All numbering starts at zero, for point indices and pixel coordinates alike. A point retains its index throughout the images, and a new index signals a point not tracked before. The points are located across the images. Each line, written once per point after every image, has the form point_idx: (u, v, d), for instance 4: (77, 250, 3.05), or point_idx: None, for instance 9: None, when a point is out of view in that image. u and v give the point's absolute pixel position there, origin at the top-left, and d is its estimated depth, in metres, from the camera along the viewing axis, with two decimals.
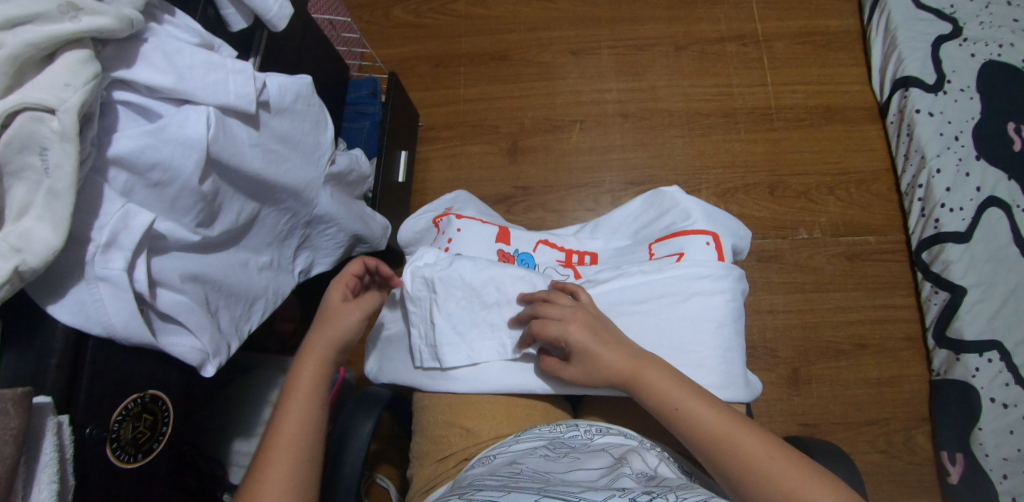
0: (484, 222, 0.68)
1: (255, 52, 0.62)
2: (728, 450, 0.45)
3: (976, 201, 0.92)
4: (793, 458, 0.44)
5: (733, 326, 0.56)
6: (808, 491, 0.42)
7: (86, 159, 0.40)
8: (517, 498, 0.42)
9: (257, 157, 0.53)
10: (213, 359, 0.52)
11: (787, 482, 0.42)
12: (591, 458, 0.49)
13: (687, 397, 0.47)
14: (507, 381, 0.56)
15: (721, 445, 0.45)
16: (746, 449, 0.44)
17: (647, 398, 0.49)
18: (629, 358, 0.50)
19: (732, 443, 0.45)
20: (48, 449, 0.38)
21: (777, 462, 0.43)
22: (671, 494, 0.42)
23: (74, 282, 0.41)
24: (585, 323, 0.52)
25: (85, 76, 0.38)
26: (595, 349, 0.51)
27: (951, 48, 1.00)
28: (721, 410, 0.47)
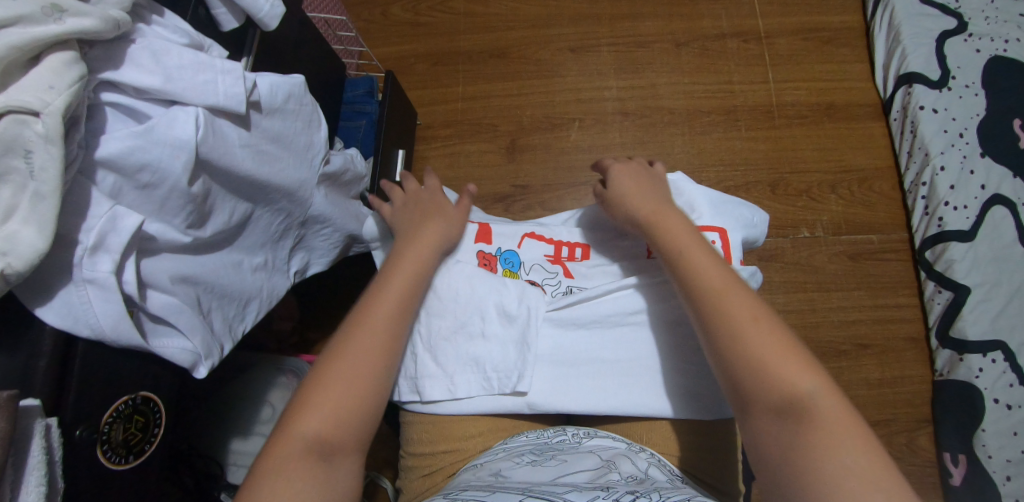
0: (463, 220, 0.65)
1: (248, 51, 0.62)
2: (719, 304, 0.46)
3: (980, 199, 0.91)
4: (784, 337, 0.44)
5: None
6: (785, 369, 0.42)
7: (72, 162, 0.40)
8: (500, 498, 0.42)
9: (248, 158, 0.53)
10: (205, 360, 0.52)
11: (764, 344, 0.43)
12: (578, 460, 0.49)
13: (702, 256, 0.50)
14: (491, 403, 0.55)
15: (711, 297, 0.47)
16: (736, 307, 0.46)
17: (659, 241, 0.53)
18: (659, 208, 0.56)
19: (724, 297, 0.46)
20: (36, 452, 0.38)
21: (763, 327, 0.44)
22: (653, 493, 0.43)
23: (63, 284, 0.41)
24: (637, 181, 0.60)
25: (69, 77, 0.38)
26: (637, 195, 0.58)
27: (955, 44, 0.99)
28: (724, 271, 0.48)
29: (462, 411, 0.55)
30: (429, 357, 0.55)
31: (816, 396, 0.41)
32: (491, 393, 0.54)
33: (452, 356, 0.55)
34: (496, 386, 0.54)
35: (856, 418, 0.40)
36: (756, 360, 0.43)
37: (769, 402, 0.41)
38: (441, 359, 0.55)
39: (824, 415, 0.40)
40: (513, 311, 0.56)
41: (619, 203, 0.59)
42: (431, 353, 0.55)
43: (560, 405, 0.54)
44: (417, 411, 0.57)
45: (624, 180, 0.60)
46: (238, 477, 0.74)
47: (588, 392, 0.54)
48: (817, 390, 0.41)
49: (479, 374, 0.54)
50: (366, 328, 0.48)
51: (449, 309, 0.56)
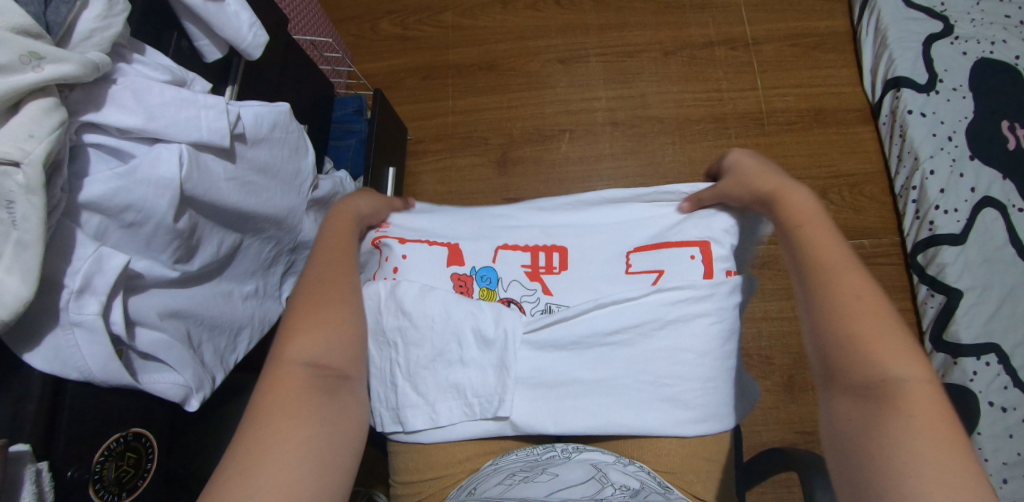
0: (432, 243, 0.60)
1: (233, 80, 0.62)
2: (824, 277, 0.44)
3: (970, 202, 0.91)
4: (890, 322, 0.41)
5: (711, 353, 0.53)
6: (883, 353, 0.40)
7: (55, 207, 0.40)
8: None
9: (235, 190, 0.53)
10: (197, 393, 0.52)
11: (861, 322, 0.41)
12: (569, 472, 0.50)
13: (817, 229, 0.47)
14: (478, 427, 0.55)
15: (814, 274, 0.45)
16: (842, 284, 0.43)
17: (777, 213, 0.50)
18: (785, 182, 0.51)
19: (831, 272, 0.44)
20: (27, 499, 0.38)
21: (867, 307, 0.42)
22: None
23: (50, 327, 0.42)
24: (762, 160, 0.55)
25: (49, 124, 0.38)
26: (752, 170, 0.54)
27: (942, 47, 0.99)
28: (843, 250, 0.46)
29: (448, 437, 0.55)
30: (409, 386, 0.55)
31: (905, 384, 0.38)
32: (472, 418, 0.54)
33: (429, 383, 0.54)
34: (479, 411, 0.54)
35: (945, 413, 0.37)
36: (849, 337, 0.41)
37: (852, 380, 0.40)
38: (421, 387, 0.55)
39: (909, 404, 0.38)
40: (490, 334, 0.54)
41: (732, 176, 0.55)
42: (408, 382, 0.55)
43: (542, 427, 0.54)
44: (402, 440, 0.56)
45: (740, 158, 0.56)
46: None
47: (569, 414, 0.53)
48: (909, 379, 0.39)
49: (462, 400, 0.54)
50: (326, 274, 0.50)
51: (424, 338, 0.54)
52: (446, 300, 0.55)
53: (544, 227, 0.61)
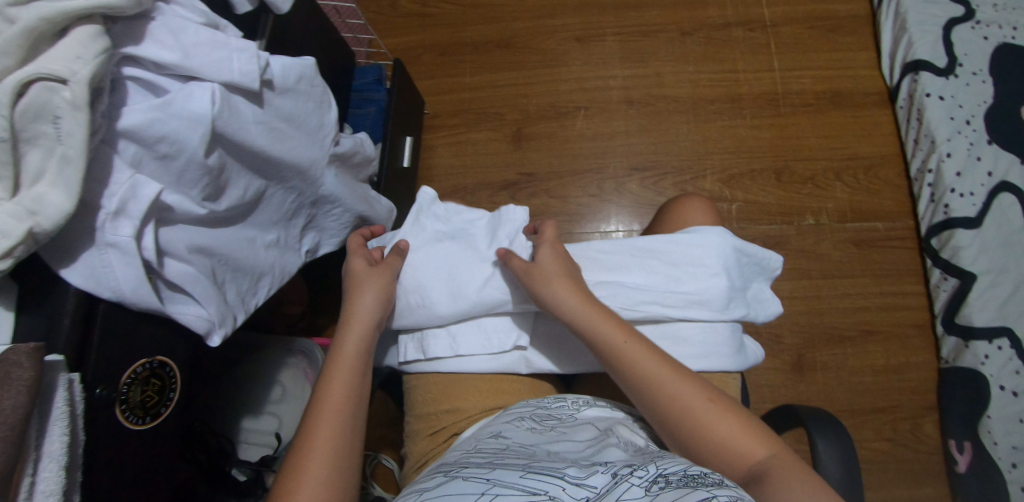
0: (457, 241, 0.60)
1: (261, 35, 0.64)
2: (659, 396, 0.48)
3: (987, 186, 0.90)
4: (728, 407, 0.48)
5: (712, 296, 0.57)
6: (735, 436, 0.46)
7: (96, 130, 0.42)
8: (500, 475, 0.44)
9: (262, 135, 0.55)
10: (220, 329, 0.54)
11: (714, 426, 0.46)
12: (574, 433, 0.51)
13: (631, 344, 0.50)
14: (491, 363, 0.59)
15: (651, 392, 0.48)
16: (679, 396, 0.48)
17: (597, 341, 0.51)
18: (589, 306, 0.52)
19: (664, 388, 0.48)
20: (60, 404, 0.40)
21: (713, 407, 0.47)
22: (652, 465, 0.44)
23: (85, 248, 0.43)
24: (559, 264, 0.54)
25: (95, 48, 0.40)
26: (557, 283, 0.52)
27: (963, 31, 0.99)
28: (661, 361, 0.49)
29: (465, 368, 0.59)
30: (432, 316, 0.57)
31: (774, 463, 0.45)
32: (495, 354, 0.58)
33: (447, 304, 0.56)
34: (497, 344, 0.57)
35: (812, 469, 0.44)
36: (711, 443, 0.46)
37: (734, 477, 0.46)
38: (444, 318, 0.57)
39: (791, 477, 0.44)
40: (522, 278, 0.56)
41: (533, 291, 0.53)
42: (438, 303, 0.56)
43: (550, 365, 0.59)
44: (422, 370, 0.60)
45: (545, 257, 0.54)
46: (250, 453, 0.77)
47: (578, 355, 0.58)
48: (770, 456, 0.46)
49: (481, 334, 0.58)
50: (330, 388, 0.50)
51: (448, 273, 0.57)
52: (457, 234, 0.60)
53: None
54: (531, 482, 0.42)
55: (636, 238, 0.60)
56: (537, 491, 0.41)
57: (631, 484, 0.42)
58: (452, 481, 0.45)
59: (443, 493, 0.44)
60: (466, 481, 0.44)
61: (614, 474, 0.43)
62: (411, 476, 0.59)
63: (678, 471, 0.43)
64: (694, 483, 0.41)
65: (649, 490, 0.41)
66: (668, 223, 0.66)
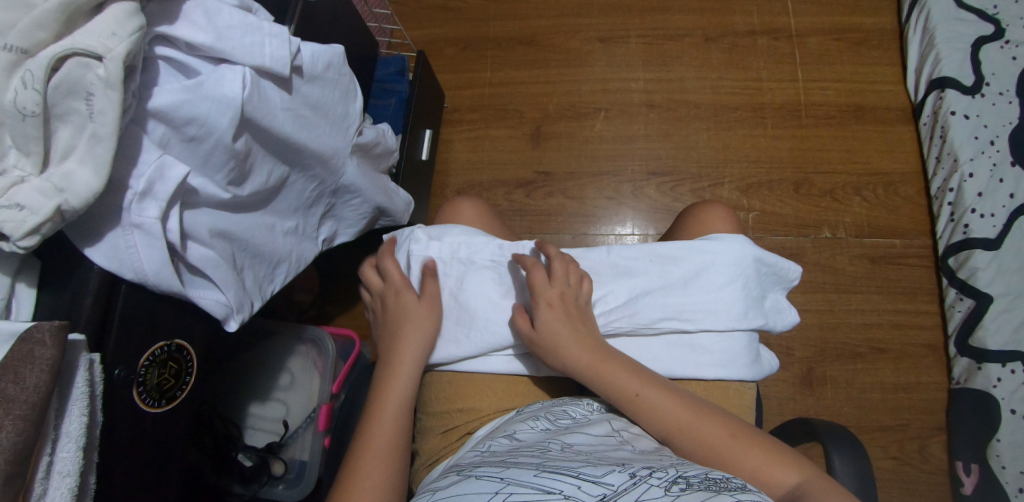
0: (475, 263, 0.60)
1: (291, 19, 0.64)
2: (686, 436, 0.48)
3: (1008, 208, 0.90)
4: (747, 440, 0.47)
5: (728, 305, 0.57)
6: (756, 469, 0.45)
7: (127, 109, 0.42)
8: (515, 474, 0.43)
9: (289, 122, 0.54)
10: (237, 315, 0.53)
11: (746, 461, 0.46)
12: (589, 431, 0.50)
13: (645, 386, 0.50)
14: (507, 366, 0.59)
15: (676, 436, 0.48)
16: (705, 433, 0.47)
17: (613, 394, 0.51)
18: (596, 354, 0.52)
19: (688, 429, 0.48)
20: (79, 384, 0.39)
21: (739, 440, 0.47)
22: (671, 469, 0.44)
23: (111, 227, 0.43)
24: (563, 316, 0.54)
25: (131, 27, 0.40)
26: (565, 340, 0.53)
27: (991, 50, 0.98)
28: (678, 402, 0.49)
29: (481, 368, 0.59)
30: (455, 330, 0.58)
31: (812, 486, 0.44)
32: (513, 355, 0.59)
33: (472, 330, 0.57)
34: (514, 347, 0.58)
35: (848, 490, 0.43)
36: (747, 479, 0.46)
37: None
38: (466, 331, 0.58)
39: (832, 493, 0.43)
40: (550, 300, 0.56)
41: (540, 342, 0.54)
42: (451, 339, 0.58)
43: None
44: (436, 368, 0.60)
45: (546, 313, 0.54)
46: (256, 439, 0.77)
47: None
48: (807, 479, 0.45)
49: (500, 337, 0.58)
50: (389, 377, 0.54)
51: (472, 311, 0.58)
52: (473, 263, 0.60)
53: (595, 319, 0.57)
54: (545, 480, 0.42)
55: (655, 243, 0.59)
56: (551, 490, 0.40)
57: (649, 484, 0.41)
58: (464, 480, 0.45)
59: (455, 494, 0.44)
60: (479, 480, 0.44)
61: (632, 474, 0.42)
62: (423, 473, 0.57)
63: (698, 473, 0.42)
64: (714, 487, 0.40)
65: (669, 489, 0.40)
66: (689, 229, 0.66)
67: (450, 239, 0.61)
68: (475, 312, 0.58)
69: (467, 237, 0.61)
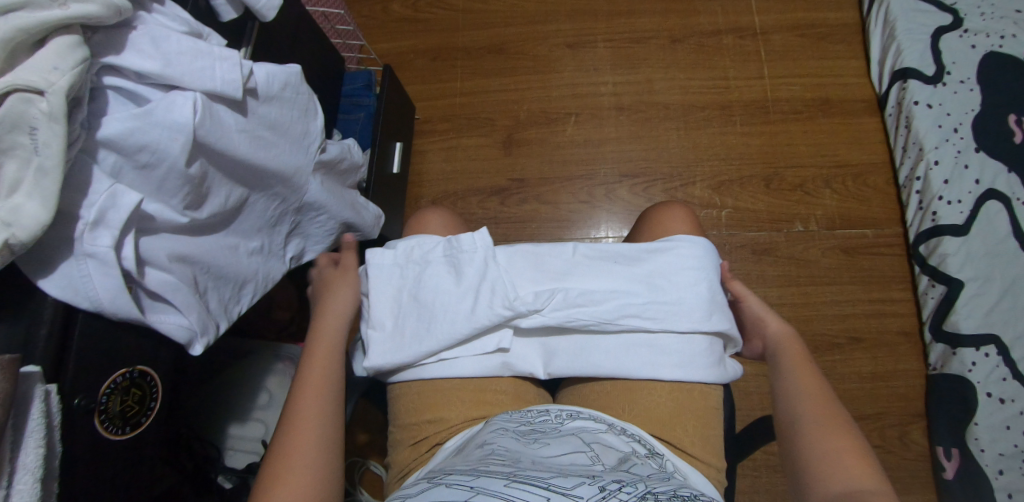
0: (432, 265, 0.60)
1: (247, 42, 0.64)
2: (806, 403, 0.53)
3: (974, 194, 0.91)
4: (853, 439, 0.49)
5: (692, 303, 0.57)
6: (838, 454, 0.48)
7: (74, 141, 0.42)
8: (485, 483, 0.44)
9: (245, 142, 0.55)
10: (201, 338, 0.53)
11: (832, 440, 0.49)
12: (559, 443, 0.51)
13: (802, 366, 0.57)
14: (474, 367, 0.59)
15: (796, 400, 0.54)
16: (817, 412, 0.52)
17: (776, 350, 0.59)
18: (790, 335, 0.60)
19: (811, 402, 0.53)
20: (36, 415, 0.39)
21: (838, 431, 0.50)
22: (641, 484, 0.46)
23: (64, 257, 0.43)
24: (792, 333, 0.60)
25: (73, 59, 0.41)
26: (764, 314, 0.62)
27: (950, 40, 0.99)
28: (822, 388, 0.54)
29: (448, 373, 0.59)
30: (419, 329, 0.58)
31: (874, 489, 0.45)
32: (475, 358, 0.59)
33: (436, 328, 0.57)
34: (481, 346, 0.59)
35: None
36: (824, 450, 0.49)
37: (825, 484, 0.47)
38: (429, 330, 0.58)
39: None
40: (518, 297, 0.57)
41: (777, 349, 0.59)
42: (413, 337, 0.58)
43: (532, 369, 0.59)
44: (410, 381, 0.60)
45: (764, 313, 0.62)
46: (237, 460, 0.76)
47: (559, 359, 0.59)
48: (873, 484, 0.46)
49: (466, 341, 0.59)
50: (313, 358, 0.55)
51: (435, 309, 0.58)
52: (430, 261, 0.61)
53: (556, 314, 0.57)
54: (516, 491, 0.42)
55: (619, 243, 0.61)
56: None
57: (618, 499, 0.42)
58: (433, 488, 0.45)
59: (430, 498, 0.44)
60: (449, 488, 0.44)
61: (602, 488, 0.43)
62: (394, 485, 0.58)
63: (667, 491, 0.45)
64: None
65: None
66: (649, 230, 0.66)
67: (405, 244, 0.62)
68: (435, 310, 0.58)
69: (418, 239, 0.62)
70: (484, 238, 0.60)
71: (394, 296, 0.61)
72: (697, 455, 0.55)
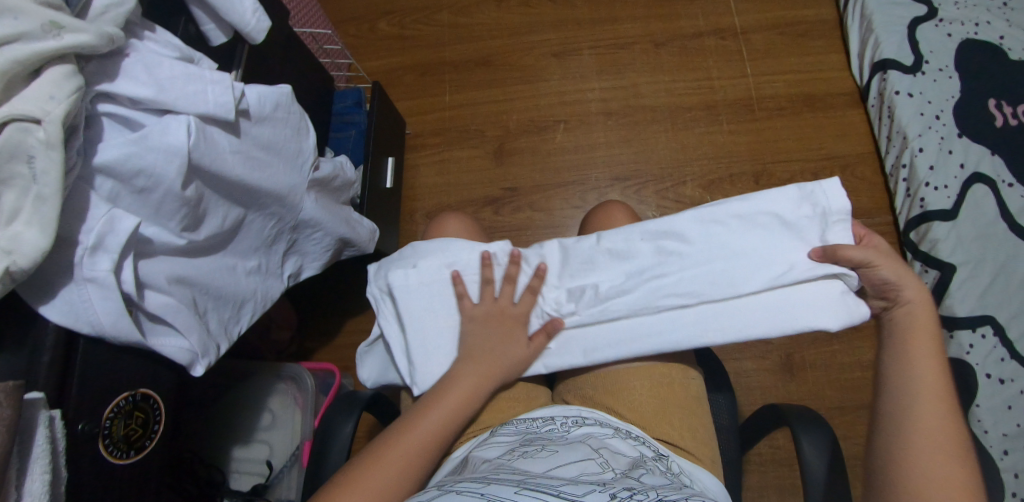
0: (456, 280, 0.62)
1: (237, 64, 0.65)
2: (916, 402, 0.48)
3: (960, 178, 0.92)
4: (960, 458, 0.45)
5: (734, 275, 0.56)
6: (936, 470, 0.45)
7: (72, 169, 0.43)
8: (496, 491, 0.45)
9: (239, 163, 0.55)
10: (202, 359, 0.54)
11: (934, 453, 0.45)
12: (569, 450, 0.51)
13: (928, 358, 0.50)
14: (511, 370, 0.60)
15: (907, 396, 0.48)
16: (926, 416, 0.47)
17: (902, 326, 0.51)
18: (931, 324, 0.51)
19: (922, 402, 0.48)
20: (41, 442, 0.40)
21: (944, 446, 0.46)
22: (652, 492, 0.46)
23: (64, 283, 0.44)
24: (928, 301, 0.52)
25: (68, 88, 0.41)
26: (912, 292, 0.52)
27: (926, 30, 1.01)
28: (944, 391, 0.48)
29: None
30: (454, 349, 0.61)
31: None
32: None
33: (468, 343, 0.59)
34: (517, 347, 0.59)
35: None
36: (921, 462, 0.45)
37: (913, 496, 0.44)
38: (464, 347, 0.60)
39: None
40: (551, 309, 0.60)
41: (904, 332, 0.51)
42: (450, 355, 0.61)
43: (569, 362, 0.59)
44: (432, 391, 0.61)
45: (904, 285, 0.52)
46: (242, 483, 0.76)
47: (596, 350, 0.58)
48: None
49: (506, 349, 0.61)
50: (424, 418, 0.53)
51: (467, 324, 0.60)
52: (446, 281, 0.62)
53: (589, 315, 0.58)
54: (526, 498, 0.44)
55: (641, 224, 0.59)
56: None
57: None
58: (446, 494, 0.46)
59: None
60: (461, 494, 0.45)
61: (612, 495, 0.44)
62: None
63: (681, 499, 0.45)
64: None
65: None
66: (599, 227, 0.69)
67: (427, 263, 0.62)
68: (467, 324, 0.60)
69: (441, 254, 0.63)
70: (502, 245, 0.63)
71: (422, 325, 0.61)
72: (691, 449, 0.56)
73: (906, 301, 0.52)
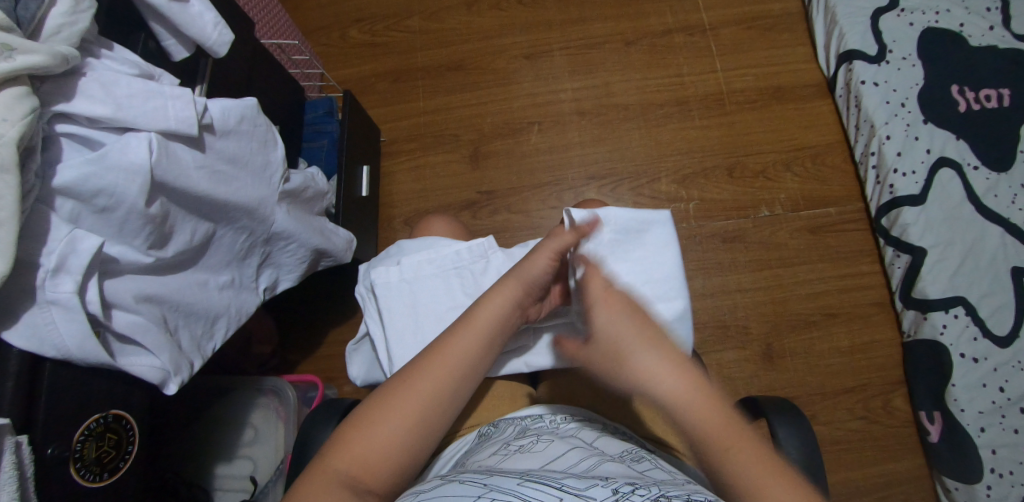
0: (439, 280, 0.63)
1: (200, 80, 0.65)
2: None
3: (926, 163, 0.94)
4: None
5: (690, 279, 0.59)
6: None
7: (29, 191, 0.43)
8: (498, 481, 0.45)
9: (204, 178, 0.55)
10: (175, 376, 0.53)
11: None
12: (563, 443, 0.52)
13: (736, 443, 0.42)
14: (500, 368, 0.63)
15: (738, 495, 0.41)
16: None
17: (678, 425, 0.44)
18: (703, 394, 0.44)
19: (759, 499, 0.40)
20: (6, 467, 0.39)
21: None
22: (654, 487, 0.45)
23: (26, 308, 0.43)
24: (676, 370, 0.45)
25: (20, 110, 0.41)
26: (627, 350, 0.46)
27: (889, 19, 1.03)
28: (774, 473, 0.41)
29: None
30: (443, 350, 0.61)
31: None
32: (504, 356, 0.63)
33: None
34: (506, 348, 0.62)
35: None
36: None
37: None
38: None
39: None
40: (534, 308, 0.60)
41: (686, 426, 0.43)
42: None
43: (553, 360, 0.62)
44: None
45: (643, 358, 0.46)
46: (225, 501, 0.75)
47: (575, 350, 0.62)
48: None
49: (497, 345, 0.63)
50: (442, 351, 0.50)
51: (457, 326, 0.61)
52: (429, 276, 0.63)
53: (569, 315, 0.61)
54: (529, 489, 0.43)
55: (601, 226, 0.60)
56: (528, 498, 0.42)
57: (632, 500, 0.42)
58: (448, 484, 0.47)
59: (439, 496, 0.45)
60: (463, 484, 0.46)
61: (614, 489, 0.43)
62: None
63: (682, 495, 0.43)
64: None
65: None
66: None
67: (410, 261, 0.63)
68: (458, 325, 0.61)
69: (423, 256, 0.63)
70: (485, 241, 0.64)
71: (404, 321, 0.61)
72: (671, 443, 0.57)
73: (663, 392, 0.44)
